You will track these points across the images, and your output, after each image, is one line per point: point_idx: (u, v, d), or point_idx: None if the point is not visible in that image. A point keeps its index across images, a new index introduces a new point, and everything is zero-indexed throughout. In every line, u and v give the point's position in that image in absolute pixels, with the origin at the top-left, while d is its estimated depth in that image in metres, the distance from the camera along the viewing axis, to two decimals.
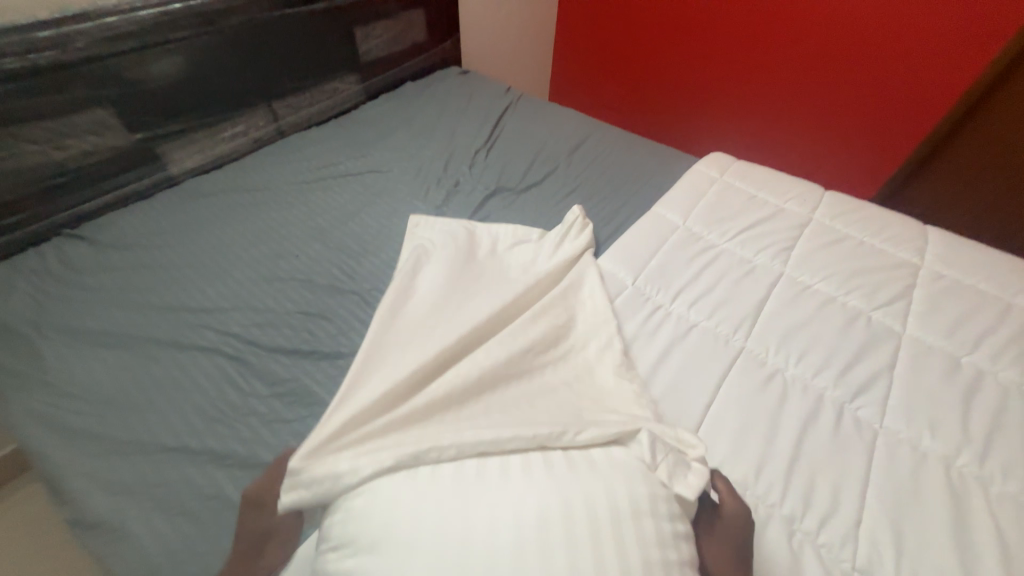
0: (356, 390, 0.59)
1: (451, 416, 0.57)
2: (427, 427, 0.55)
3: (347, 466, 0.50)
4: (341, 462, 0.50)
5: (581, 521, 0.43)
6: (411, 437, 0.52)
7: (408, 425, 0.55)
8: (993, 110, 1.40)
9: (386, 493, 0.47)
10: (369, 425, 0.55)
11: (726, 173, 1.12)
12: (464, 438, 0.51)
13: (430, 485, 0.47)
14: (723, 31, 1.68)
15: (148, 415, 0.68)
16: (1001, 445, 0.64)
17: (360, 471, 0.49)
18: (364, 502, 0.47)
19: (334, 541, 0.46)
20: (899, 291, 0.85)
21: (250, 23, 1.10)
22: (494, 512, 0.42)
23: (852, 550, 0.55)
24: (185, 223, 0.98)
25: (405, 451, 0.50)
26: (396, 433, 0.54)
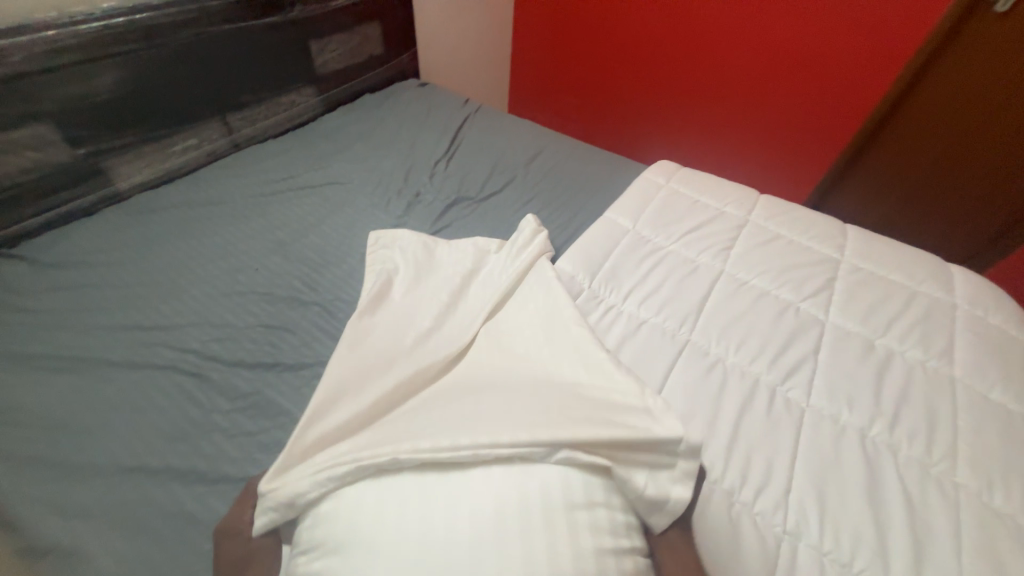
0: (314, 416, 0.61)
1: (414, 418, 0.59)
2: (381, 436, 0.55)
3: (310, 482, 0.51)
4: (304, 479, 0.52)
5: (537, 507, 0.47)
6: (370, 442, 0.54)
7: (366, 437, 0.56)
8: (901, 117, 1.55)
9: (347, 505, 0.49)
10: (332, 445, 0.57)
11: (671, 180, 1.20)
12: (422, 445, 0.51)
13: (389, 494, 0.49)
14: (667, 46, 1.79)
15: (103, 436, 0.66)
16: (907, 415, 0.73)
17: (322, 483, 0.51)
18: (329, 511, 0.49)
19: (304, 544, 0.49)
20: (823, 283, 0.94)
21: (199, 36, 1.08)
22: (451, 517, 0.45)
23: (782, 516, 0.62)
24: (136, 239, 0.96)
25: (367, 458, 0.51)
26: (354, 444, 0.55)
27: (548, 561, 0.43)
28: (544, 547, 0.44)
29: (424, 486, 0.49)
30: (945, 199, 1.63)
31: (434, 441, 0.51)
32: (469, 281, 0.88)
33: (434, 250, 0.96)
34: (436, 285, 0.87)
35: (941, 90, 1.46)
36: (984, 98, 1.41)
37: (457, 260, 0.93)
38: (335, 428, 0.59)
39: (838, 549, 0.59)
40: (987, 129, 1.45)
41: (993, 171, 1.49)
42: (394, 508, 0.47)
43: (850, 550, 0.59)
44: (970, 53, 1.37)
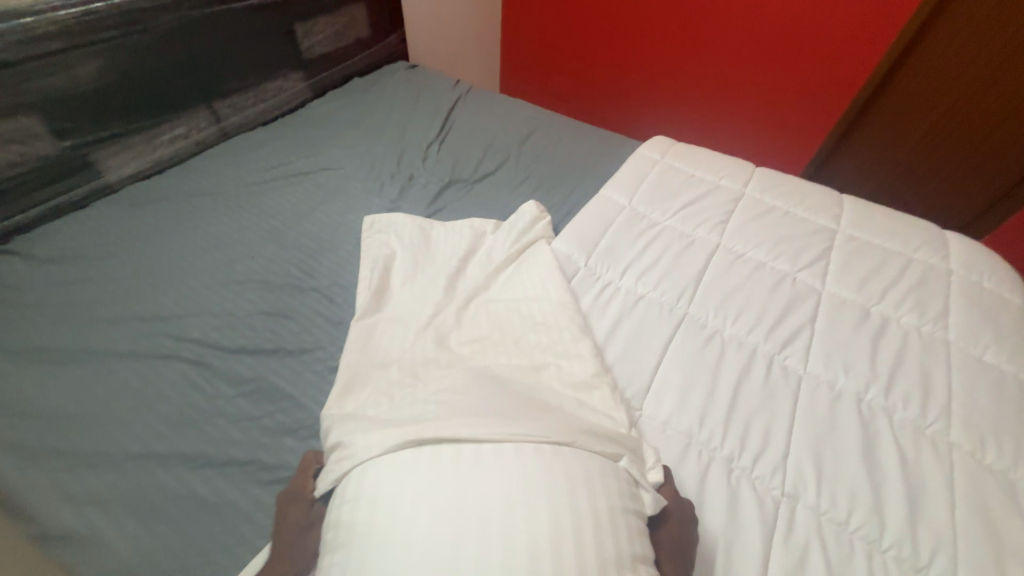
0: (351, 402, 0.65)
1: (460, 393, 0.59)
2: (431, 413, 0.56)
3: (358, 456, 0.53)
4: (353, 452, 0.54)
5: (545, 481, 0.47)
6: (422, 416, 0.55)
7: (414, 414, 0.56)
8: (891, 90, 1.56)
9: (382, 471, 0.49)
10: (382, 419, 0.58)
11: (666, 155, 1.19)
12: (463, 429, 0.52)
13: (422, 461, 0.49)
14: (659, 20, 1.76)
15: (109, 425, 0.67)
16: (902, 378, 0.74)
17: (368, 455, 0.52)
18: (370, 474, 0.50)
19: (347, 501, 0.49)
20: (819, 253, 0.95)
21: (181, 22, 1.06)
22: (485, 491, 0.45)
23: (780, 479, 0.63)
24: (129, 233, 0.95)
25: (410, 432, 0.52)
26: (402, 422, 0.55)
27: (554, 530, 0.44)
28: (545, 529, 0.43)
29: (429, 466, 0.48)
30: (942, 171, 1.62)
31: (476, 427, 0.52)
32: (466, 265, 0.88)
33: (431, 233, 0.96)
34: (433, 267, 0.88)
35: (938, 58, 1.44)
36: (981, 64, 1.39)
37: (455, 241, 0.93)
38: (364, 408, 0.62)
39: (835, 509, 0.61)
40: (984, 96, 1.43)
41: (989, 141, 1.49)
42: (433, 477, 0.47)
43: (846, 509, 0.61)
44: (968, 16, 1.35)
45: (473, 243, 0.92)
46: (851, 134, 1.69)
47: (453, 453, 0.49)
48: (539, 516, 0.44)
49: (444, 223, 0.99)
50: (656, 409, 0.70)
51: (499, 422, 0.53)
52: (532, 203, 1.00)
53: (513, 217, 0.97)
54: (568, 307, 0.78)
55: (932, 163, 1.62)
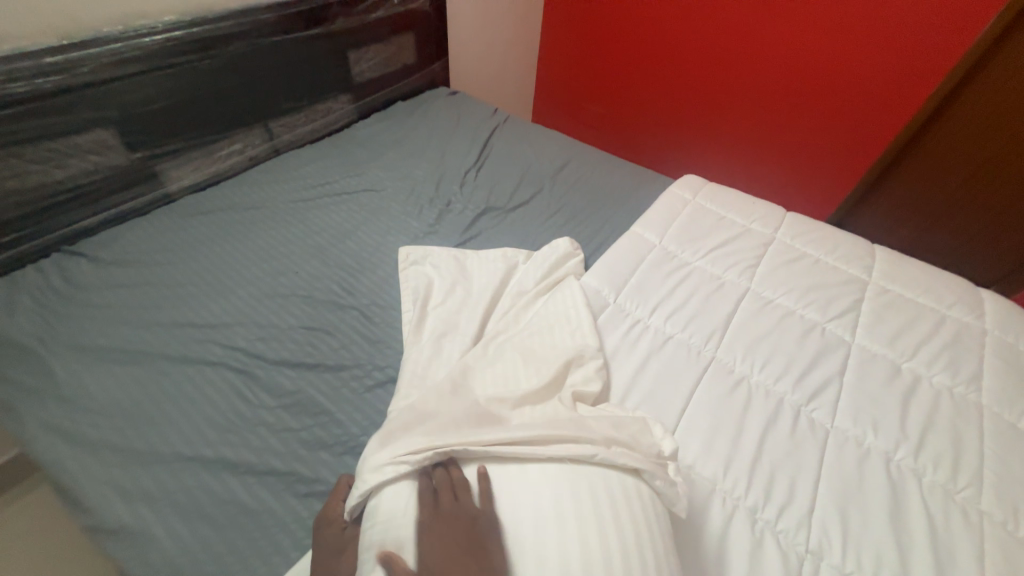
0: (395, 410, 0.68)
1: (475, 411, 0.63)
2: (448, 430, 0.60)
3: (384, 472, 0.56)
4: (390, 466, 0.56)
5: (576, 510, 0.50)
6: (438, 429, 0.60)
7: (428, 426, 0.61)
8: (924, 142, 1.53)
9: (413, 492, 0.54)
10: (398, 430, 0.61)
11: (698, 195, 1.22)
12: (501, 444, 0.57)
13: (448, 485, 0.54)
14: (695, 59, 1.80)
15: (161, 426, 0.71)
16: (932, 439, 0.74)
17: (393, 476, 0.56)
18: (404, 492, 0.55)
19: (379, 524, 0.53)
20: (849, 305, 0.95)
21: (249, 48, 1.14)
22: (522, 510, 0.51)
23: (805, 535, 0.63)
24: (184, 241, 1.01)
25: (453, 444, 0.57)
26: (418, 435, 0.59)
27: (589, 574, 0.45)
28: (578, 550, 0.46)
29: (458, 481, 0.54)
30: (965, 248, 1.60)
31: (511, 442, 0.57)
32: (500, 300, 0.90)
33: (467, 263, 1.00)
34: (471, 303, 0.90)
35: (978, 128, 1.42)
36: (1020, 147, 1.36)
37: (488, 272, 0.97)
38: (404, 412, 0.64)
39: (860, 571, 0.60)
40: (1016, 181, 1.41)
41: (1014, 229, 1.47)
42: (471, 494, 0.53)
43: (872, 572, 0.60)
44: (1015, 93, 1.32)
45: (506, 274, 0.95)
46: (878, 192, 1.70)
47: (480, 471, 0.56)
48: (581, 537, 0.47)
49: (478, 253, 1.03)
50: (680, 452, 0.71)
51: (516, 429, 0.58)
52: (564, 238, 1.03)
53: (547, 249, 1.01)
54: (592, 348, 0.79)
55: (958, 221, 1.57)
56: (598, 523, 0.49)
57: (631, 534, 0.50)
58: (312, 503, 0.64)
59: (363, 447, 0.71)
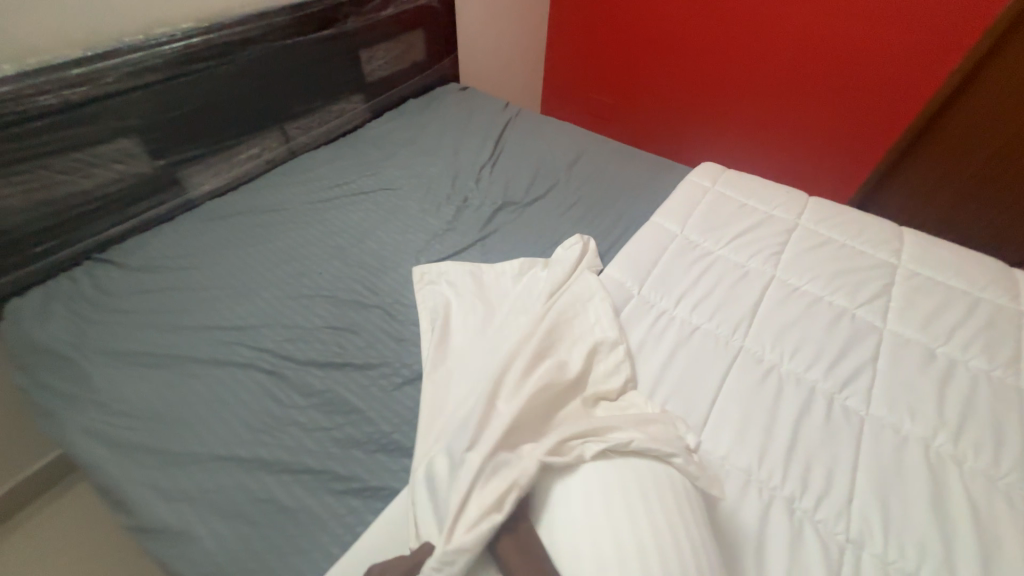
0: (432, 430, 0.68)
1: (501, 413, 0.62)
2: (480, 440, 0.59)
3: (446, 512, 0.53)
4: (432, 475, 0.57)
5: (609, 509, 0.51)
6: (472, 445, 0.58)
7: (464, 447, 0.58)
8: (952, 114, 1.46)
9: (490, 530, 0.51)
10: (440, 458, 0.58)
11: (717, 183, 1.20)
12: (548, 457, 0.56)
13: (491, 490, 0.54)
14: (707, 45, 1.77)
15: (198, 428, 0.72)
16: (972, 425, 0.72)
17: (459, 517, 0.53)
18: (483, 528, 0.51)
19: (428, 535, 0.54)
20: (879, 290, 0.93)
21: (264, 52, 1.15)
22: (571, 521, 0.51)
23: (844, 524, 0.62)
24: (209, 246, 1.03)
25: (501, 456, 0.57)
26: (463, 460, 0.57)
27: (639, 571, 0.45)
28: (612, 547, 0.47)
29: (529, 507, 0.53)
30: (1004, 234, 1.52)
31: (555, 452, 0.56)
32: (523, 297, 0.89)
33: (483, 278, 0.95)
34: (494, 304, 0.88)
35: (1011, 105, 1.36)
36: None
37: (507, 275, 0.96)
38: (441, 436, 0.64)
39: (903, 559, 0.59)
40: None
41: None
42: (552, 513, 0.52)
43: (916, 560, 0.59)
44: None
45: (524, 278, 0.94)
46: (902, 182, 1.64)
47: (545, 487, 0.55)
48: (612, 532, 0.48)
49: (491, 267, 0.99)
50: (712, 444, 0.70)
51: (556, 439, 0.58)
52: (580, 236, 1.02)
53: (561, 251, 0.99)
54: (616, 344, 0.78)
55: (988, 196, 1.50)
56: (628, 516, 0.50)
57: (662, 524, 0.50)
58: (348, 501, 0.65)
59: (394, 444, 0.71)
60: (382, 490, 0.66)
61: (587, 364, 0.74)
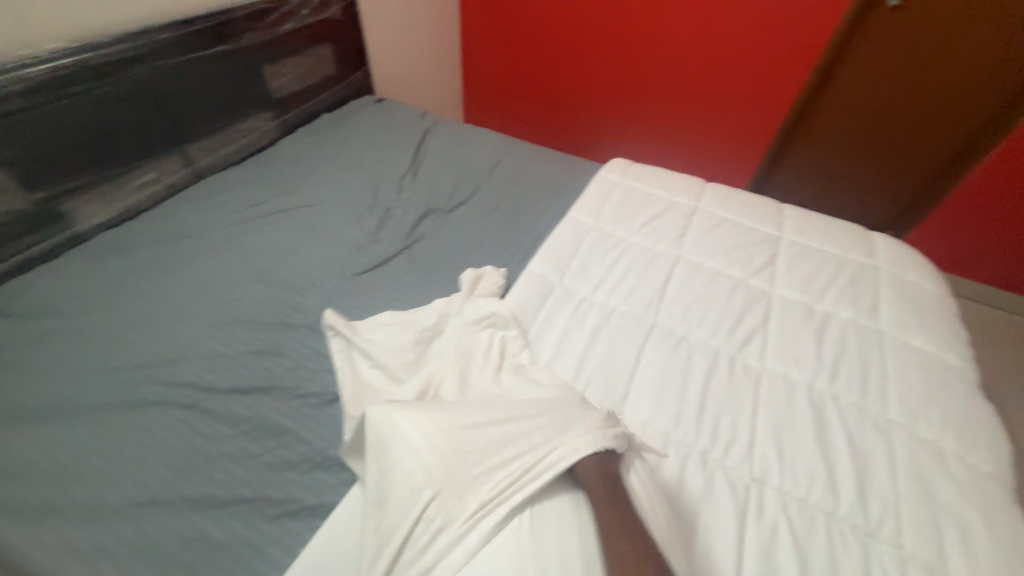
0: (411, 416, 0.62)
1: (482, 413, 0.63)
2: (481, 433, 0.61)
3: (435, 553, 0.53)
4: (443, 463, 0.57)
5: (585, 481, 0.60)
6: (461, 441, 0.59)
7: (417, 476, 0.57)
8: (821, 101, 1.74)
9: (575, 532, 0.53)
10: (433, 454, 0.58)
11: (626, 176, 1.30)
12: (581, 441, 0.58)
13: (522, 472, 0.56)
14: (609, 50, 1.90)
15: (111, 476, 0.67)
16: (844, 365, 0.85)
17: (461, 550, 0.52)
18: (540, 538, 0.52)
19: (440, 513, 0.54)
20: (766, 260, 1.05)
21: (152, 72, 1.08)
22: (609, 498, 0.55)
23: (749, 467, 0.70)
24: (108, 281, 0.95)
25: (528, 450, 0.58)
26: (461, 457, 0.58)
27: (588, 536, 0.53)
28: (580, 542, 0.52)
29: (595, 491, 0.54)
30: (866, 199, 1.92)
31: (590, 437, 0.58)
32: (435, 338, 0.86)
33: (399, 322, 0.88)
34: (417, 349, 0.83)
35: (887, 82, 1.63)
36: (931, 87, 1.59)
37: (435, 305, 0.92)
38: (438, 425, 0.60)
39: (797, 488, 0.68)
40: (932, 114, 1.63)
41: (943, 151, 1.69)
42: (594, 500, 0.54)
43: (806, 487, 0.68)
44: (911, 50, 1.55)
45: (447, 304, 0.92)
46: (816, 155, 1.88)
47: (579, 467, 0.57)
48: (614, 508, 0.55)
49: (409, 310, 0.92)
50: (635, 413, 0.76)
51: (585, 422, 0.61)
52: (489, 270, 1.00)
53: (467, 281, 0.96)
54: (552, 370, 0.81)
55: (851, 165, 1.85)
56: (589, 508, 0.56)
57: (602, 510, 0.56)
58: (287, 524, 0.64)
59: (331, 460, 0.70)
60: (321, 507, 0.66)
61: (496, 375, 0.78)
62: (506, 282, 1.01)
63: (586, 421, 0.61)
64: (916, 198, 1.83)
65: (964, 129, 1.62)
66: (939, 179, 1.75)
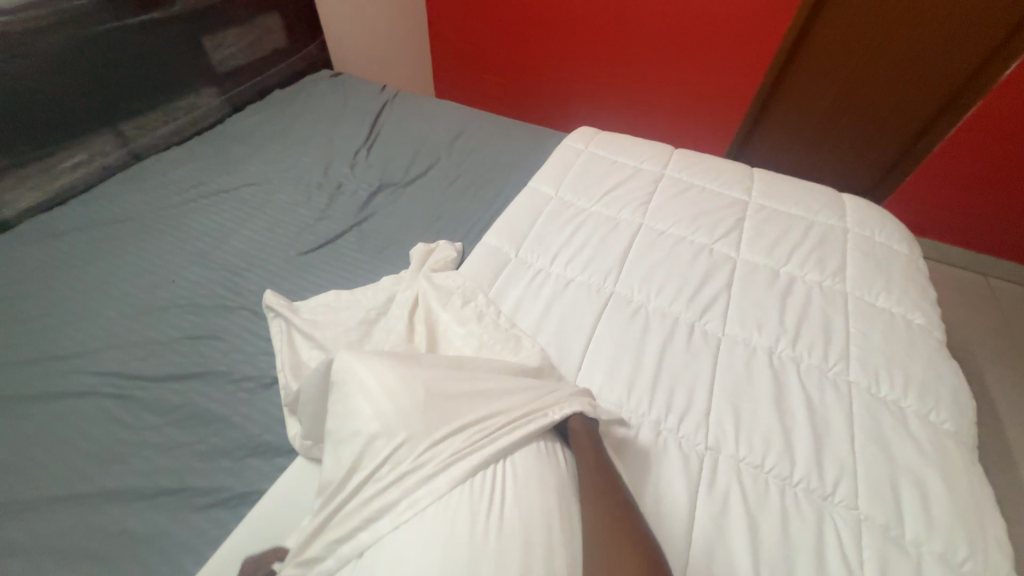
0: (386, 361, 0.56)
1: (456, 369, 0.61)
2: (456, 385, 0.57)
3: (400, 492, 0.48)
4: (414, 407, 0.52)
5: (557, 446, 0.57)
6: (437, 387, 0.55)
7: (386, 417, 0.52)
8: (797, 63, 1.68)
9: (546, 494, 0.49)
10: (407, 396, 0.53)
11: (590, 144, 1.24)
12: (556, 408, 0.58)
13: (499, 429, 0.53)
14: (578, 17, 1.81)
15: (25, 472, 0.62)
16: (807, 328, 0.82)
17: (430, 491, 0.47)
18: (505, 498, 0.47)
19: (402, 454, 0.50)
20: (731, 225, 1.02)
21: (71, 43, 1.00)
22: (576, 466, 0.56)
23: (703, 435, 0.68)
24: (33, 269, 0.89)
25: (506, 406, 0.56)
26: (435, 402, 0.54)
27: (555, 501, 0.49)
28: (544, 505, 0.48)
29: (584, 446, 0.58)
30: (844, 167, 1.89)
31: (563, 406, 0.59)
32: (381, 318, 0.81)
33: (343, 301, 0.84)
34: (358, 327, 0.79)
35: (864, 37, 1.56)
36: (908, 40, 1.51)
37: (382, 282, 0.87)
38: (414, 372, 0.56)
39: (751, 455, 0.66)
40: (911, 67, 1.56)
41: (926, 106, 1.62)
42: (546, 471, 0.52)
43: (761, 453, 0.66)
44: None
45: (395, 281, 0.87)
46: (796, 115, 1.81)
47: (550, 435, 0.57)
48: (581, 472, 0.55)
49: (355, 288, 0.87)
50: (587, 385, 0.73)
51: (555, 391, 0.61)
52: (443, 243, 0.95)
53: (417, 255, 0.92)
54: (521, 332, 0.77)
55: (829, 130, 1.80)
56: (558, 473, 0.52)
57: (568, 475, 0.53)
58: (214, 514, 0.61)
59: (265, 446, 0.67)
60: (251, 494, 0.62)
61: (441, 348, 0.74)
62: (460, 254, 0.97)
63: (558, 393, 0.61)
64: (903, 153, 1.75)
65: (944, 83, 1.55)
66: (923, 135, 1.68)
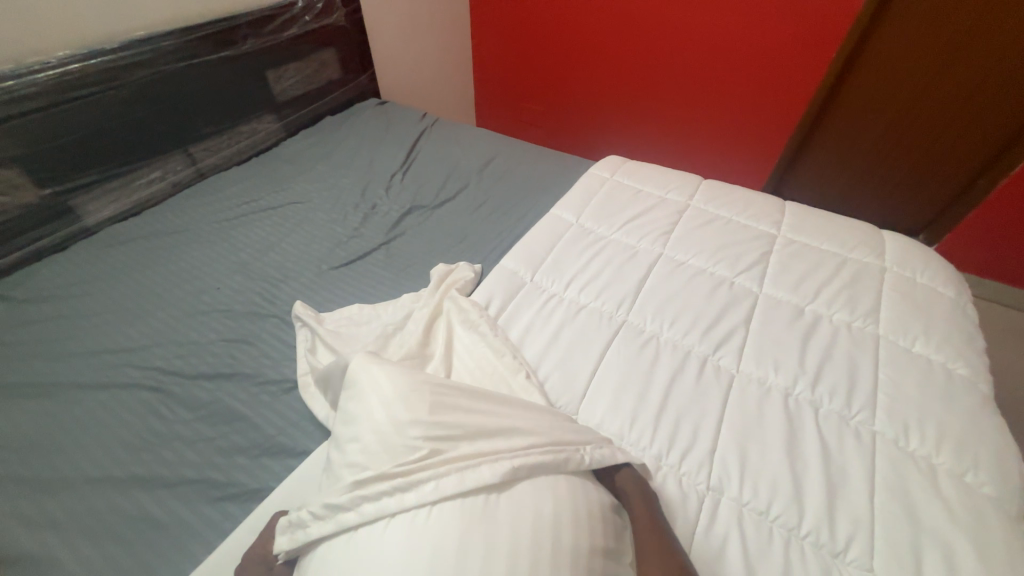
0: (414, 375, 0.60)
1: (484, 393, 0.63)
2: (480, 409, 0.59)
3: (412, 482, 0.50)
4: (436, 415, 0.55)
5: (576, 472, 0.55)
6: (458, 405, 0.58)
7: (405, 420, 0.55)
8: (842, 97, 1.63)
9: (542, 522, 0.47)
10: (431, 405, 0.56)
11: (616, 173, 1.26)
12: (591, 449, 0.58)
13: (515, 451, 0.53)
14: (617, 48, 1.86)
15: (74, 453, 0.70)
16: (829, 371, 0.78)
17: (436, 490, 0.49)
18: (501, 521, 0.47)
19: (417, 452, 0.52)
20: (756, 259, 0.99)
21: (157, 77, 1.15)
22: (592, 494, 0.54)
23: (706, 475, 0.66)
24: (104, 272, 1.01)
25: (527, 433, 0.57)
26: (455, 417, 0.56)
27: (555, 531, 0.47)
28: (538, 533, 0.46)
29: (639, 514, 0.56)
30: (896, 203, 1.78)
31: (595, 448, 0.59)
32: (397, 332, 0.84)
33: (364, 316, 0.89)
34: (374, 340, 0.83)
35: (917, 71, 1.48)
36: (970, 70, 1.41)
37: (401, 300, 0.92)
38: (440, 388, 0.59)
39: (756, 500, 0.63)
40: (973, 102, 1.46)
41: (991, 136, 1.49)
42: (557, 498, 0.50)
43: (767, 500, 0.63)
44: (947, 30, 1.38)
45: (414, 298, 0.91)
46: (845, 144, 1.72)
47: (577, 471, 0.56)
48: (597, 504, 0.53)
49: (377, 304, 0.92)
50: (589, 412, 0.73)
51: (580, 429, 0.61)
52: (462, 265, 0.99)
53: (438, 274, 0.96)
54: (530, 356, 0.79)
55: (880, 164, 1.72)
56: (567, 501, 0.50)
57: (580, 503, 0.51)
58: (224, 508, 0.65)
59: (277, 447, 0.72)
60: (258, 492, 0.67)
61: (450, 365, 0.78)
62: (478, 275, 1.00)
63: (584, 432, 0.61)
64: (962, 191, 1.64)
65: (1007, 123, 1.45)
66: (983, 174, 1.57)
